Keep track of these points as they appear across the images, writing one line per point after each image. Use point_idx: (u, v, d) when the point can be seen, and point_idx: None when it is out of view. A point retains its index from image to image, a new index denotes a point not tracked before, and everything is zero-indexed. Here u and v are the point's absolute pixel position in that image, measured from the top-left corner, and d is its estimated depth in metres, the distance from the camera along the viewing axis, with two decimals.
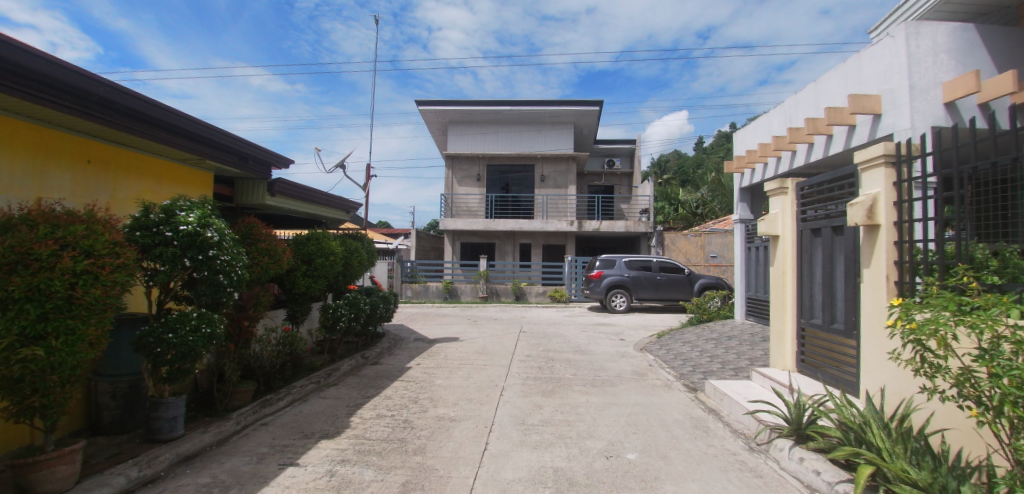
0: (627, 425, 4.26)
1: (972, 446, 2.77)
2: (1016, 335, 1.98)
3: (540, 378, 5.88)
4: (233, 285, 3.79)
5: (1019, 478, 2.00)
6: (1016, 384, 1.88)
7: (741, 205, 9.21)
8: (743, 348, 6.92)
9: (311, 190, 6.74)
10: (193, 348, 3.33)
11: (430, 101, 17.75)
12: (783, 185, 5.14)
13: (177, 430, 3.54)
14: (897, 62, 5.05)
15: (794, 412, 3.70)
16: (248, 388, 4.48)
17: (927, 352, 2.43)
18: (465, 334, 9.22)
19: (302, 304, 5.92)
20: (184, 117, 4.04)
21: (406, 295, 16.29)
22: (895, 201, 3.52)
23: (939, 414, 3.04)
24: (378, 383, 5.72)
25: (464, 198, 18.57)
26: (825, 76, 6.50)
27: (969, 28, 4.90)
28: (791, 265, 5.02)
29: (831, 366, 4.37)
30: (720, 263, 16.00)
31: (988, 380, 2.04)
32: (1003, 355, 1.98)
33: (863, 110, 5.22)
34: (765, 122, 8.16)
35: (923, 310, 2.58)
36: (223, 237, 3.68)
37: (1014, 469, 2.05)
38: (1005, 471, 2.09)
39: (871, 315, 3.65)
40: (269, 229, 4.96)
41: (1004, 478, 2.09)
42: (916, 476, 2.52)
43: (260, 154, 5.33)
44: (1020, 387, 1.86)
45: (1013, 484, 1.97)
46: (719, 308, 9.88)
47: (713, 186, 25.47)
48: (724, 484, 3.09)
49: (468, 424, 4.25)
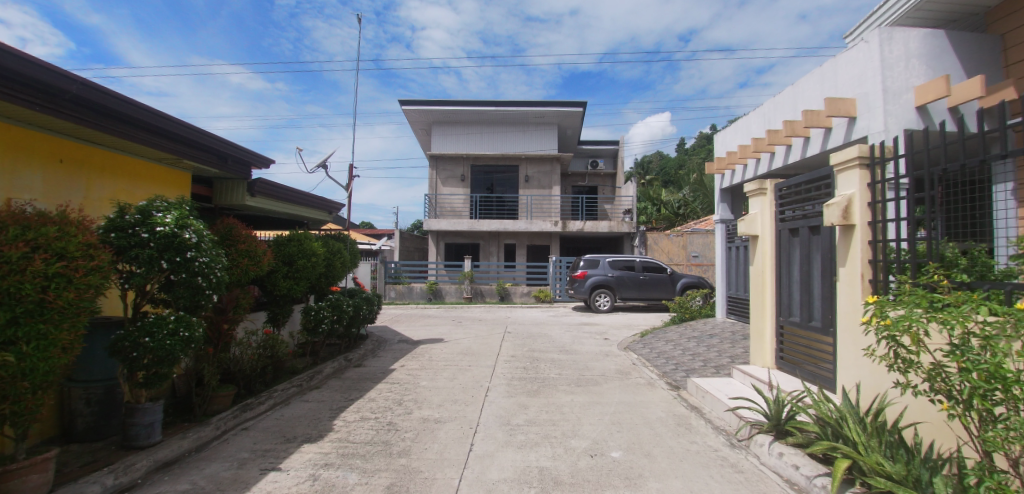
0: (611, 424, 4.29)
1: (944, 439, 2.86)
2: (983, 330, 2.06)
3: (525, 379, 5.88)
4: (212, 288, 3.70)
5: (987, 469, 2.08)
6: (985, 378, 1.95)
7: (721, 205, 9.37)
8: (724, 346, 7.02)
9: (292, 191, 6.63)
10: (172, 352, 3.24)
11: (413, 100, 17.60)
12: (762, 185, 5.22)
13: (154, 436, 3.45)
14: (871, 66, 5.19)
15: (774, 407, 3.76)
16: (228, 392, 4.39)
17: (902, 347, 2.49)
18: (449, 335, 9.17)
19: (284, 306, 5.81)
20: (160, 115, 3.94)
21: (390, 296, 16.16)
22: (869, 201, 3.62)
23: (912, 408, 3.13)
24: (361, 385, 5.64)
25: (448, 199, 18.52)
26: (801, 79, 6.65)
27: (939, 34, 5.08)
28: (770, 264, 5.12)
29: (809, 362, 4.47)
30: (702, 263, 16.19)
31: (959, 375, 2.11)
32: (972, 350, 2.05)
33: (838, 113, 5.37)
34: (744, 124, 8.31)
35: (897, 307, 2.66)
36: (202, 238, 3.61)
37: (984, 460, 2.11)
38: (975, 461, 2.16)
39: (847, 313, 3.75)
40: (249, 229, 4.87)
41: (974, 469, 2.16)
42: (891, 470, 2.60)
43: (240, 154, 5.24)
44: (988, 381, 1.93)
45: (982, 475, 2.04)
46: (701, 307, 10.02)
47: (694, 186, 25.87)
48: (707, 480, 3.15)
49: (453, 425, 4.23)
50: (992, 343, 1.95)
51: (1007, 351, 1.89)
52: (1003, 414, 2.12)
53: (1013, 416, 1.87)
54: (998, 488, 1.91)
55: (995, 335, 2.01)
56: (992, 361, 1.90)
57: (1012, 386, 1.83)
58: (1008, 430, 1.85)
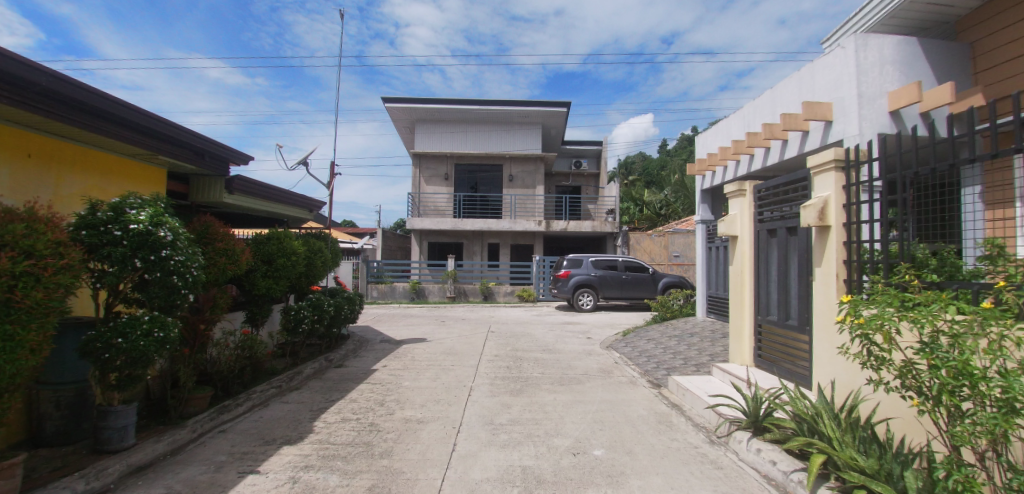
0: (594, 422, 4.32)
1: (914, 434, 2.96)
2: (951, 328, 2.14)
3: (508, 378, 5.87)
4: (188, 287, 3.59)
5: (956, 462, 2.14)
6: (953, 375, 2.02)
7: (702, 206, 9.51)
8: (704, 345, 7.13)
9: (272, 188, 6.50)
10: (146, 354, 3.15)
11: (397, 98, 17.43)
12: (741, 187, 5.32)
13: (127, 439, 3.35)
14: (847, 72, 5.33)
15: (752, 405, 3.83)
16: (205, 394, 4.28)
17: (874, 345, 2.56)
18: (432, 335, 9.11)
19: (263, 306, 5.69)
20: (133, 109, 3.81)
21: (372, 296, 15.98)
22: (844, 204, 3.72)
23: (884, 404, 3.23)
24: (342, 386, 5.57)
25: (432, 198, 18.43)
26: (780, 83, 6.79)
27: (911, 41, 5.24)
28: (749, 264, 5.22)
29: (786, 360, 4.57)
30: (682, 263, 16.44)
31: (929, 372, 2.18)
32: (942, 348, 2.12)
33: (815, 117, 5.49)
34: (725, 126, 8.45)
35: (870, 306, 2.74)
36: (177, 236, 3.51)
37: (953, 455, 2.18)
38: (945, 455, 2.23)
39: (822, 312, 3.84)
40: (227, 228, 4.77)
41: (943, 463, 2.23)
42: (864, 464, 2.68)
43: (218, 150, 5.11)
44: (957, 378, 2.00)
45: (951, 469, 2.11)
46: (682, 306, 10.16)
47: (675, 188, 26.25)
48: (687, 477, 3.20)
49: (435, 425, 4.21)
50: (961, 341, 2.03)
51: (975, 349, 1.96)
52: (970, 409, 2.20)
53: (979, 412, 1.94)
54: (966, 482, 1.97)
55: (963, 333, 2.09)
56: (960, 358, 1.97)
57: (979, 383, 1.90)
58: (975, 425, 1.92)
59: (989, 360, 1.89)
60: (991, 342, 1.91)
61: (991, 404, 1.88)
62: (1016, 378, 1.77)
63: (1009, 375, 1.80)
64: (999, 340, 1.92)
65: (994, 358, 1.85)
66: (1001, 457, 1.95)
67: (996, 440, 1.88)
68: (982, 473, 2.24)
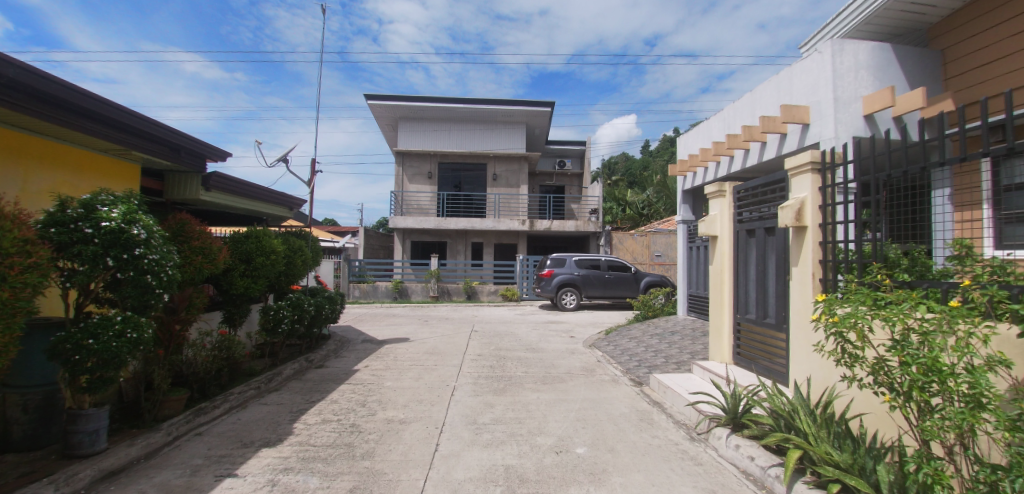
0: (576, 421, 4.34)
1: (887, 429, 3.05)
2: (921, 326, 2.21)
3: (491, 377, 5.87)
4: (163, 287, 3.48)
5: (925, 456, 2.21)
6: (923, 371, 2.09)
7: (683, 206, 9.65)
8: (685, 343, 7.24)
9: (250, 186, 6.37)
10: (118, 355, 3.05)
11: (380, 95, 17.22)
12: (721, 188, 5.40)
13: (98, 443, 3.24)
14: (824, 76, 5.47)
15: (731, 401, 3.90)
16: (181, 396, 4.18)
17: (848, 343, 2.62)
18: (414, 334, 9.04)
19: (241, 306, 5.56)
20: (106, 103, 3.68)
21: (354, 295, 15.77)
22: (820, 204, 3.81)
23: (858, 400, 3.33)
24: (323, 387, 5.49)
25: (415, 196, 18.30)
26: (759, 86, 6.93)
27: (885, 47, 5.41)
28: (728, 263, 5.32)
29: (764, 358, 4.67)
30: (664, 262, 16.66)
31: (900, 368, 2.24)
32: (912, 345, 2.18)
33: (793, 120, 5.61)
34: (706, 128, 8.58)
35: (844, 305, 2.81)
36: (151, 235, 3.40)
37: (923, 449, 2.25)
38: (915, 449, 2.30)
39: (799, 310, 3.93)
40: (204, 226, 4.65)
41: (913, 456, 2.30)
42: (839, 458, 2.75)
43: (195, 146, 4.98)
44: (926, 374, 2.06)
45: (920, 462, 2.18)
46: (663, 305, 10.30)
47: (658, 188, 26.62)
48: (668, 473, 3.24)
49: (418, 425, 4.18)
50: (930, 338, 2.11)
51: (943, 346, 2.04)
52: (938, 404, 2.28)
53: (947, 407, 2.01)
54: (935, 475, 2.04)
55: (932, 331, 2.17)
56: (929, 355, 2.03)
57: (948, 379, 1.97)
58: (944, 420, 1.98)
59: (957, 357, 1.96)
60: (958, 339, 1.99)
61: (959, 399, 1.95)
62: (982, 374, 1.85)
63: (975, 371, 1.88)
64: (966, 338, 2.00)
65: (961, 355, 1.93)
66: (967, 449, 2.03)
67: (963, 433, 1.95)
68: (950, 465, 2.32)
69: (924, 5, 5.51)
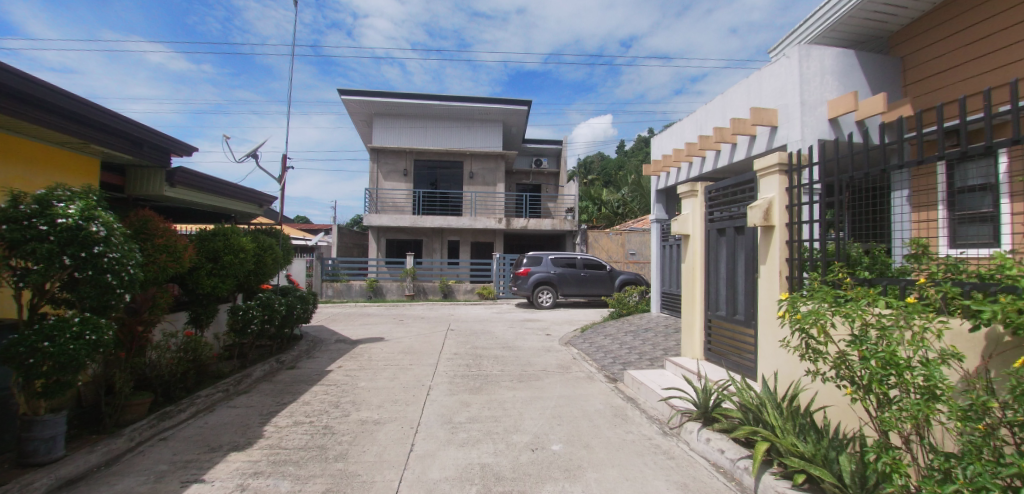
0: (552, 418, 4.38)
1: (848, 421, 3.18)
2: (879, 322, 2.32)
3: (468, 376, 5.85)
4: (125, 287, 3.32)
5: (885, 445, 2.31)
6: (881, 365, 2.18)
7: (657, 206, 9.83)
8: (658, 340, 7.38)
9: (217, 182, 6.16)
10: (76, 358, 2.89)
11: (354, 90, 16.88)
12: (693, 188, 5.53)
13: (56, 451, 3.09)
14: (792, 80, 5.64)
15: (702, 396, 4.00)
16: (144, 400, 4.01)
17: (811, 339, 2.72)
18: (389, 334, 8.93)
19: (208, 306, 5.38)
20: (63, 94, 3.52)
21: (327, 294, 15.46)
22: (787, 204, 3.94)
23: (822, 393, 3.46)
24: (294, 388, 5.37)
25: (391, 194, 18.10)
26: (730, 89, 7.11)
27: (849, 54, 5.62)
28: (700, 261, 5.45)
29: (733, 353, 4.81)
30: (638, 260, 16.93)
31: (861, 362, 2.33)
32: (871, 340, 2.28)
33: (762, 122, 5.78)
34: (679, 129, 8.75)
35: (807, 302, 2.92)
36: (111, 232, 3.25)
37: (882, 438, 2.35)
38: (874, 439, 2.41)
39: (766, 306, 4.05)
40: (169, 223, 4.50)
41: (874, 446, 2.39)
42: (804, 450, 2.86)
43: (158, 140, 4.82)
44: (884, 367, 2.16)
45: (880, 451, 2.27)
46: (637, 303, 10.47)
47: (632, 188, 27.04)
48: (641, 467, 3.30)
49: (393, 426, 4.13)
50: (888, 333, 2.21)
51: (899, 341, 2.15)
52: (895, 396, 2.38)
53: (904, 398, 2.11)
54: (893, 464, 2.12)
55: (889, 326, 2.28)
56: (888, 349, 2.13)
57: (904, 371, 2.08)
58: (902, 411, 2.07)
59: (913, 350, 2.07)
60: (914, 334, 2.11)
61: (914, 390, 2.06)
62: (935, 367, 1.96)
63: (929, 364, 1.98)
64: (921, 333, 2.11)
65: (916, 348, 2.04)
66: (923, 439, 2.12)
67: (918, 424, 2.05)
68: (907, 455, 2.43)
69: (897, 6, 5.60)
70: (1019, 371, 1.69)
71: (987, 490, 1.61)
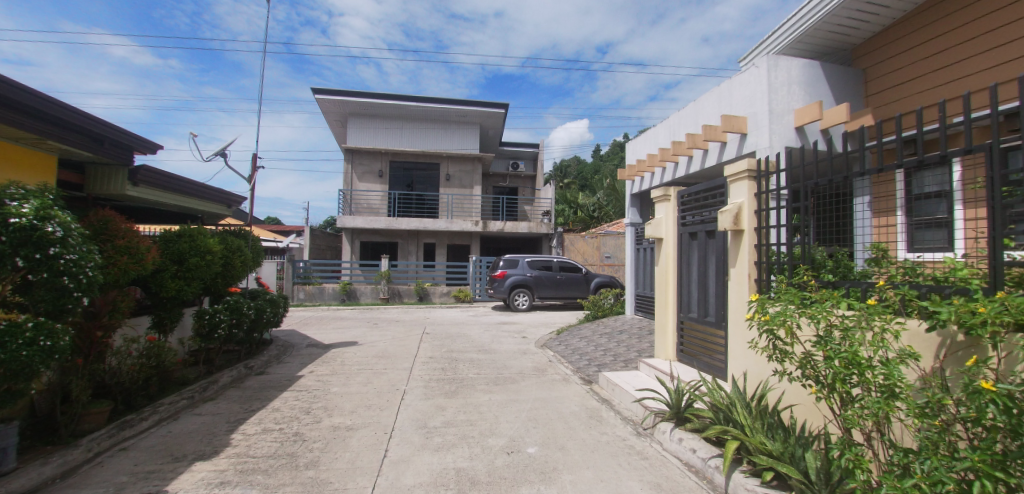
0: (528, 420, 4.38)
1: (814, 419, 3.29)
2: (842, 323, 2.41)
3: (443, 380, 5.81)
4: (83, 290, 3.17)
5: (847, 442, 2.39)
6: (844, 364, 2.26)
7: (632, 209, 9.96)
8: (633, 342, 7.49)
9: (183, 181, 5.96)
10: (29, 365, 2.73)
11: (328, 89, 16.56)
12: (667, 192, 5.63)
13: (6, 463, 2.92)
14: (760, 89, 5.82)
15: (674, 397, 4.07)
16: (103, 408, 3.85)
17: (779, 339, 2.80)
18: (362, 338, 8.78)
19: (172, 310, 5.18)
20: (19, 88, 3.37)
21: (299, 297, 15.11)
22: (755, 209, 4.07)
23: (789, 392, 3.57)
24: (264, 394, 5.23)
25: (365, 195, 17.87)
26: (702, 96, 7.29)
27: (814, 65, 5.84)
28: (673, 264, 5.56)
29: (704, 354, 4.92)
30: (613, 263, 17.14)
31: (825, 362, 2.42)
32: (835, 340, 2.37)
33: (732, 129, 5.94)
34: (653, 134, 8.92)
35: (775, 304, 3.01)
36: (68, 232, 3.10)
37: (845, 435, 2.43)
38: (838, 436, 2.49)
39: (735, 308, 4.16)
40: (131, 224, 4.34)
41: (837, 442, 2.48)
42: (772, 448, 2.95)
43: (121, 137, 4.63)
44: (846, 367, 2.24)
45: (843, 448, 2.35)
46: (612, 305, 10.61)
47: (608, 192, 27.40)
48: (615, 468, 3.33)
49: (366, 432, 4.06)
50: (850, 334, 2.30)
51: (861, 341, 2.24)
52: (857, 394, 2.47)
53: (866, 396, 2.19)
54: (856, 460, 2.20)
55: (852, 327, 2.37)
56: (851, 350, 2.22)
57: (866, 371, 2.16)
58: (863, 409, 2.15)
59: (874, 350, 2.17)
60: (874, 335, 2.20)
61: (875, 389, 2.14)
62: (895, 366, 2.05)
63: (889, 363, 2.08)
64: (881, 333, 2.20)
65: (877, 348, 2.13)
66: (883, 435, 2.21)
67: (879, 421, 2.13)
68: (868, 451, 2.52)
69: (883, 4, 5.53)
70: (971, 370, 1.77)
71: (944, 484, 1.68)
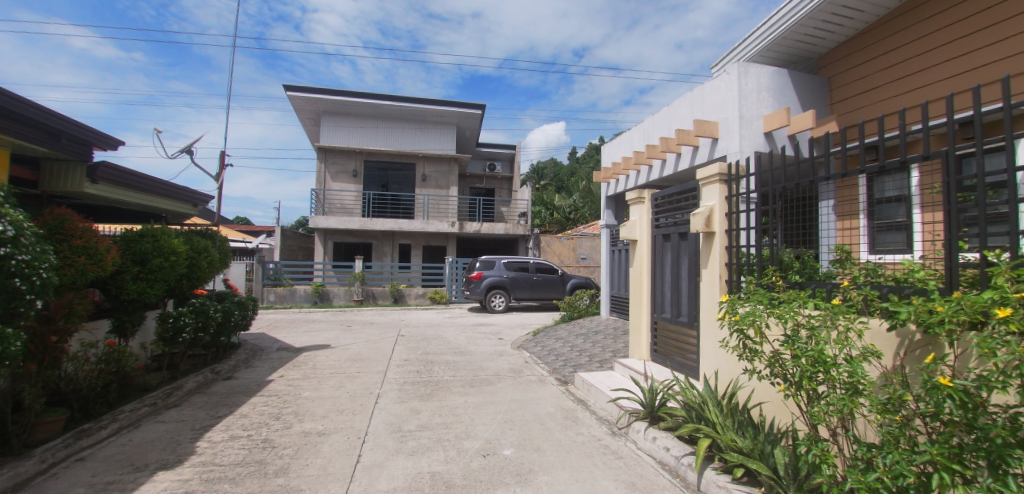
0: (503, 422, 4.38)
1: (781, 416, 3.39)
2: (808, 322, 2.49)
3: (417, 382, 5.76)
4: (36, 293, 3.02)
5: (811, 437, 2.47)
6: (810, 363, 2.34)
7: (607, 211, 10.08)
8: (607, 342, 7.58)
9: (145, 179, 5.73)
10: None
11: (301, 87, 16.20)
12: (641, 195, 5.73)
13: None
14: (731, 95, 5.98)
15: (649, 396, 4.13)
16: (58, 417, 3.66)
17: (748, 339, 2.87)
18: (335, 341, 8.62)
19: (133, 313, 4.96)
20: None
21: (269, 299, 14.71)
22: (726, 212, 4.18)
23: (758, 390, 3.67)
24: (231, 400, 5.07)
25: (339, 195, 17.57)
26: (676, 100, 7.43)
27: (783, 72, 6.04)
28: (646, 265, 5.65)
29: (677, 353, 5.01)
30: (589, 264, 17.34)
31: (792, 361, 2.48)
32: (801, 339, 2.44)
33: (705, 134, 6.07)
34: (628, 137, 9.04)
35: (744, 305, 3.08)
36: (20, 231, 2.93)
37: (810, 430, 2.51)
38: (805, 432, 2.57)
39: (707, 308, 4.26)
40: (90, 223, 4.16)
41: (803, 438, 2.55)
42: (742, 445, 3.02)
43: (78, 132, 4.42)
44: (810, 365, 2.30)
45: (809, 443, 2.42)
46: (587, 306, 10.70)
47: (584, 194, 27.69)
48: (590, 469, 3.36)
49: (339, 437, 3.98)
50: (816, 333, 2.38)
51: (827, 340, 2.31)
52: (822, 391, 2.55)
53: (831, 393, 2.26)
54: (822, 455, 2.27)
55: (817, 326, 2.45)
56: (816, 348, 2.29)
57: (831, 368, 2.24)
58: (829, 405, 2.22)
59: (838, 349, 2.24)
60: (839, 334, 2.27)
61: (840, 386, 2.22)
62: (858, 365, 2.13)
63: (852, 361, 2.16)
64: (845, 332, 2.28)
65: (842, 347, 2.20)
66: (847, 431, 2.29)
67: (843, 416, 2.21)
68: (833, 446, 2.61)
69: (855, 9, 5.66)
70: (929, 366, 1.85)
71: (905, 477, 1.75)
